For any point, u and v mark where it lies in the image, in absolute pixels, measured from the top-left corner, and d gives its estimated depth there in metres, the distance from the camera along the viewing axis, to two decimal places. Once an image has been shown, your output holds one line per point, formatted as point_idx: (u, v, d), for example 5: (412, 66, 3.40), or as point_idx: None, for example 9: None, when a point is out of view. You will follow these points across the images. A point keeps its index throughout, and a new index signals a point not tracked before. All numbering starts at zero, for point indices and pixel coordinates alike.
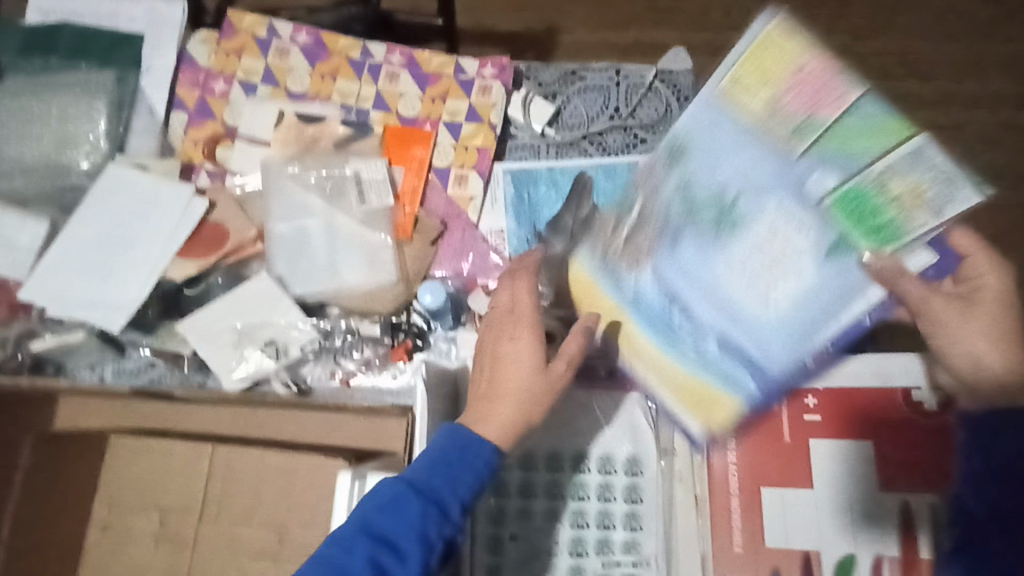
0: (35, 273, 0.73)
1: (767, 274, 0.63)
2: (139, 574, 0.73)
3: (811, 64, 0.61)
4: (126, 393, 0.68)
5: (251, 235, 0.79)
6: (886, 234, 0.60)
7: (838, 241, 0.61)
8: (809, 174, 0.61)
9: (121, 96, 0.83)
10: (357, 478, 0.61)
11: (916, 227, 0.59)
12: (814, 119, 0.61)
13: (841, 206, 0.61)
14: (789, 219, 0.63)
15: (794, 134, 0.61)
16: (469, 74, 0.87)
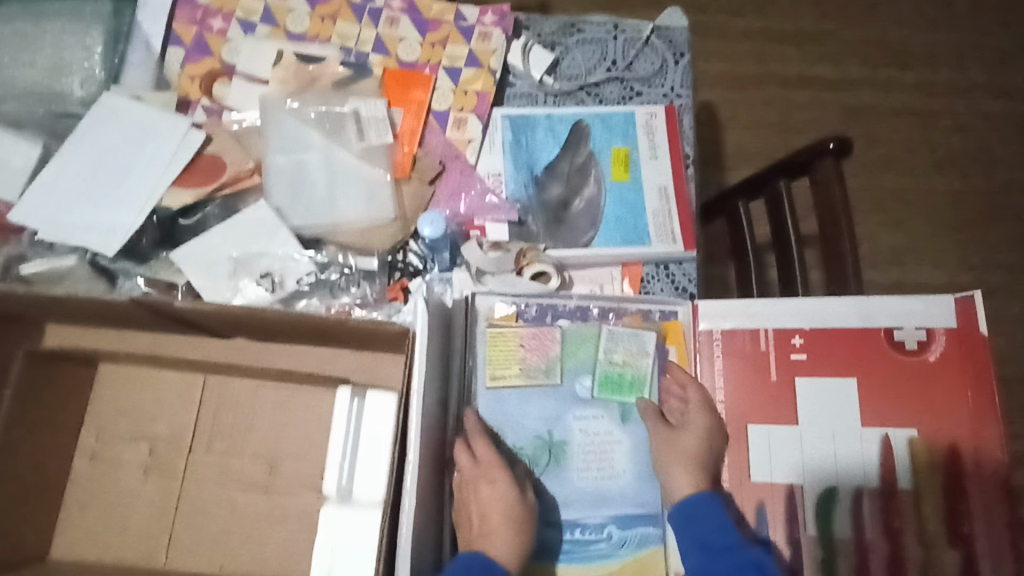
0: (27, 193, 0.72)
1: (601, 459, 0.72)
2: (129, 502, 0.72)
3: (528, 332, 0.75)
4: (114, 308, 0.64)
5: (248, 167, 0.78)
6: (636, 388, 0.75)
7: (623, 407, 0.74)
8: (577, 385, 0.74)
9: (118, 27, 0.82)
10: (357, 396, 0.61)
11: (647, 374, 0.75)
12: (551, 359, 0.74)
13: (607, 390, 0.74)
14: (595, 416, 0.74)
15: (546, 375, 0.74)
16: (470, 21, 0.88)
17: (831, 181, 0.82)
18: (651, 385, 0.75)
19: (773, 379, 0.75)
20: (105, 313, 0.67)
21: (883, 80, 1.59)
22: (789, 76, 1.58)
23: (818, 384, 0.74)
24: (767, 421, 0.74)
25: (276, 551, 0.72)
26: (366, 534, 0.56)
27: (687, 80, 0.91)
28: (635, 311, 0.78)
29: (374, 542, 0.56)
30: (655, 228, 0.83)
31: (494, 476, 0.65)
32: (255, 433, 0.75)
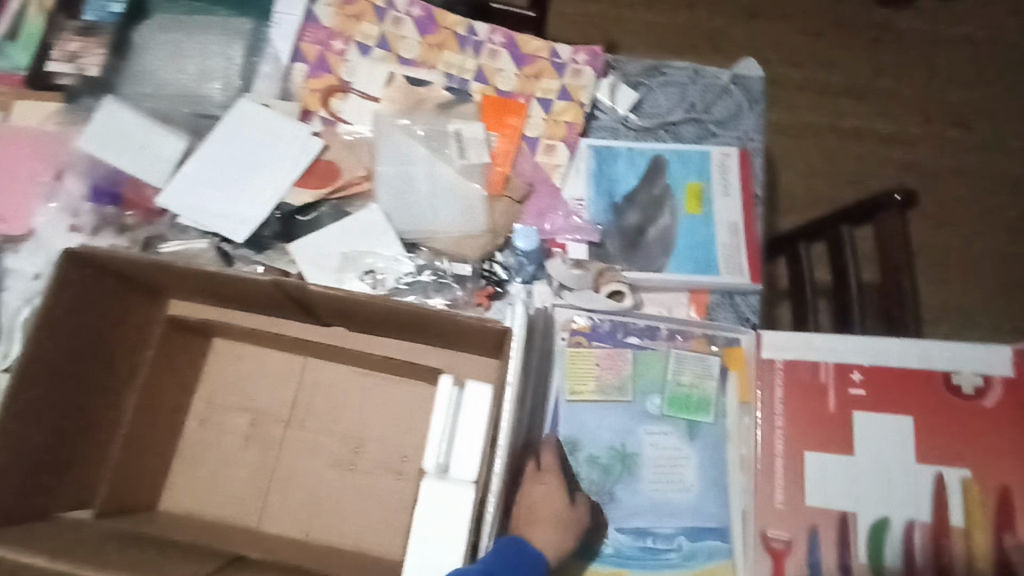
0: (172, 180, 0.81)
1: (669, 473, 0.79)
2: (230, 466, 0.79)
3: (604, 352, 0.82)
4: (237, 282, 0.72)
5: (359, 174, 0.86)
6: (700, 407, 0.81)
7: (689, 425, 0.81)
8: (647, 403, 0.81)
9: (254, 43, 0.93)
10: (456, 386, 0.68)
11: (712, 393, 0.82)
12: (624, 377, 0.81)
13: (674, 409, 0.81)
14: (663, 432, 0.80)
15: (620, 391, 0.81)
16: (563, 58, 0.97)
17: (894, 229, 0.87)
18: (714, 405, 0.82)
19: (832, 410, 0.79)
20: (234, 293, 0.75)
21: (939, 139, 1.63)
22: (847, 128, 1.63)
23: (875, 419, 0.78)
24: (823, 450, 0.78)
25: (358, 524, 0.78)
26: (460, 509, 0.62)
27: (760, 126, 0.97)
28: (701, 335, 0.84)
29: (466, 515, 0.62)
30: (724, 259, 0.88)
31: (546, 479, 0.73)
32: (345, 414, 0.82)
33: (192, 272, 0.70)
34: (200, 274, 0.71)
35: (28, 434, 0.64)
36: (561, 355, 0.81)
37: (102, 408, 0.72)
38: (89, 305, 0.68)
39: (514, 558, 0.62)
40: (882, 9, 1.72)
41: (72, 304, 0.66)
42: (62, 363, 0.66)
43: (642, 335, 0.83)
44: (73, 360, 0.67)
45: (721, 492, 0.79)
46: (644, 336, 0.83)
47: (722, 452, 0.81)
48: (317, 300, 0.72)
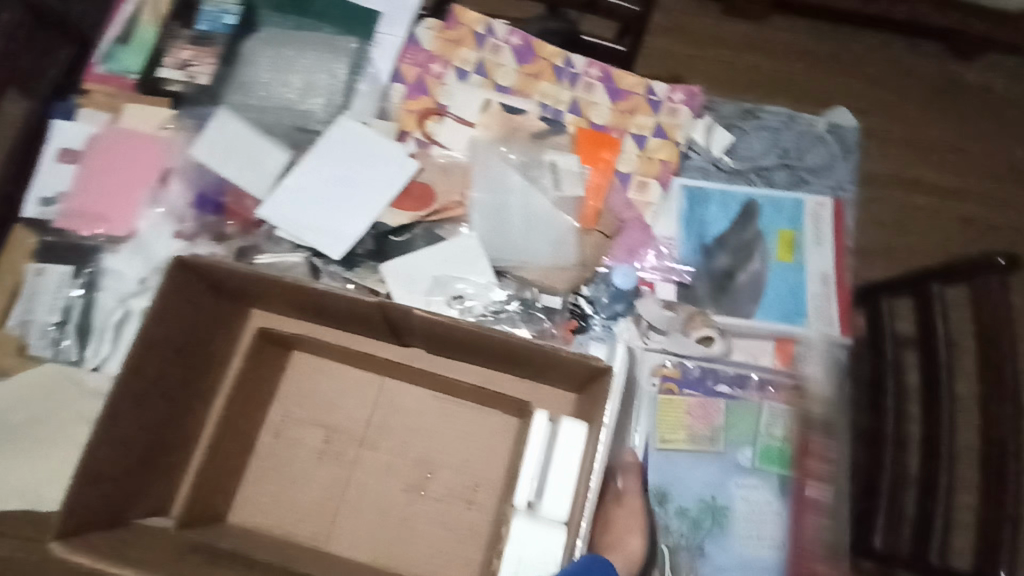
0: (273, 194, 0.81)
1: (759, 530, 0.77)
2: (302, 481, 0.79)
3: (695, 401, 0.81)
4: (345, 303, 0.73)
5: (454, 199, 0.87)
6: (790, 462, 0.80)
7: (778, 481, 0.80)
8: (739, 456, 0.80)
9: (356, 61, 0.94)
10: (551, 420, 0.66)
11: (803, 450, 0.81)
12: (716, 428, 0.80)
13: (765, 463, 0.80)
14: (753, 487, 0.79)
15: (711, 442, 0.80)
16: (659, 96, 0.96)
17: None
18: (804, 462, 0.80)
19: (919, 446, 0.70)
20: (330, 308, 0.75)
21: (1011, 198, 1.60)
22: (917, 180, 1.60)
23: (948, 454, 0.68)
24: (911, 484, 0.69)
25: (425, 552, 0.76)
26: (552, 547, 0.61)
27: (854, 177, 0.96)
28: (792, 387, 0.84)
29: (558, 554, 0.61)
30: (814, 310, 0.87)
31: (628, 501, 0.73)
32: (420, 438, 0.81)
33: (293, 286, 0.71)
34: (297, 289, 0.73)
35: (128, 432, 0.64)
36: (653, 401, 0.81)
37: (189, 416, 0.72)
38: (193, 309, 0.69)
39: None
40: (958, 62, 1.69)
41: (176, 309, 0.67)
42: (160, 367, 0.66)
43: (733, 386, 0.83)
44: (170, 366, 0.68)
45: (813, 552, 0.78)
46: (736, 386, 0.83)
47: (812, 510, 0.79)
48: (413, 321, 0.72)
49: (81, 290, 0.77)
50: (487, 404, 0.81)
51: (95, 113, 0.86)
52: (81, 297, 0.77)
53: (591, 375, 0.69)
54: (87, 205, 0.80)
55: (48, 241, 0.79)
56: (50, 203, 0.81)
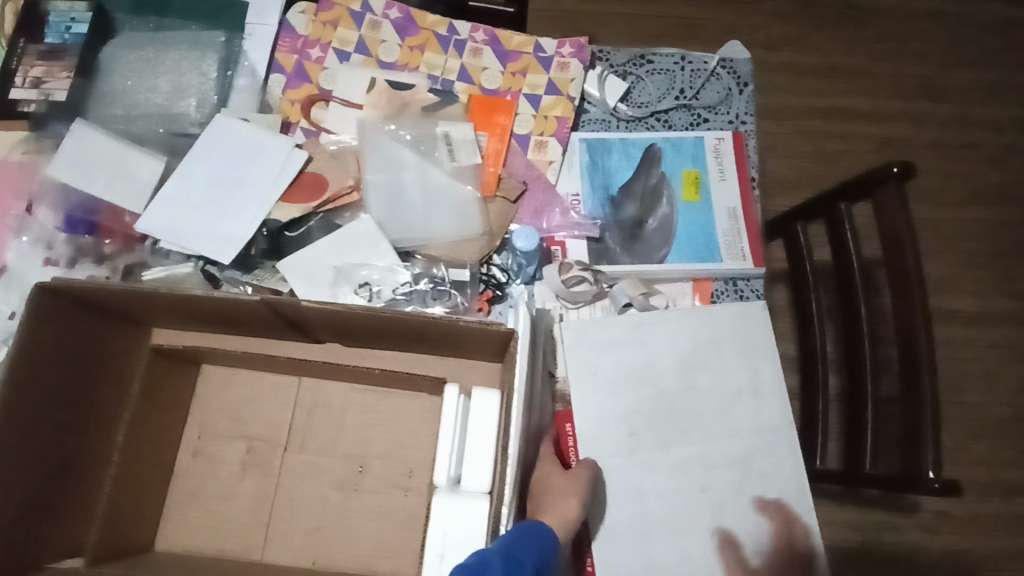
0: (151, 205, 0.77)
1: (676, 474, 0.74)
2: (228, 496, 0.76)
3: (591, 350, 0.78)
4: (221, 301, 0.67)
5: (348, 184, 0.83)
6: (701, 390, 0.77)
7: (691, 415, 0.76)
8: (635, 402, 0.76)
9: (228, 56, 0.89)
10: (462, 393, 0.65)
11: (711, 376, 0.77)
12: (603, 379, 0.77)
13: (667, 404, 0.76)
14: (661, 432, 0.75)
15: (601, 393, 0.76)
16: (548, 52, 0.94)
17: (894, 206, 0.86)
18: (717, 387, 0.77)
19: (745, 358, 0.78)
20: (228, 317, 0.72)
21: (918, 112, 1.63)
22: (828, 107, 1.63)
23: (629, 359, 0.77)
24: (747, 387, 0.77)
25: (365, 547, 0.75)
26: (479, 524, 0.59)
27: (752, 108, 0.95)
28: (689, 312, 0.79)
29: (484, 528, 0.59)
30: (725, 245, 0.87)
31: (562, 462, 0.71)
32: (347, 433, 0.79)
33: (179, 298, 0.67)
34: (173, 295, 0.66)
35: (15, 477, 0.61)
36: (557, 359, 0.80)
37: (92, 449, 0.69)
38: (65, 331, 0.64)
39: (526, 536, 0.57)
40: None
41: (48, 339, 0.62)
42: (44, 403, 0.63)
43: (619, 332, 0.78)
44: (57, 398, 0.64)
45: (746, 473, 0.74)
46: (623, 330, 0.78)
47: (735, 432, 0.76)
48: (315, 316, 0.69)
49: None
50: (410, 387, 0.79)
51: None
52: None
53: (487, 333, 0.67)
54: None
55: None
56: None
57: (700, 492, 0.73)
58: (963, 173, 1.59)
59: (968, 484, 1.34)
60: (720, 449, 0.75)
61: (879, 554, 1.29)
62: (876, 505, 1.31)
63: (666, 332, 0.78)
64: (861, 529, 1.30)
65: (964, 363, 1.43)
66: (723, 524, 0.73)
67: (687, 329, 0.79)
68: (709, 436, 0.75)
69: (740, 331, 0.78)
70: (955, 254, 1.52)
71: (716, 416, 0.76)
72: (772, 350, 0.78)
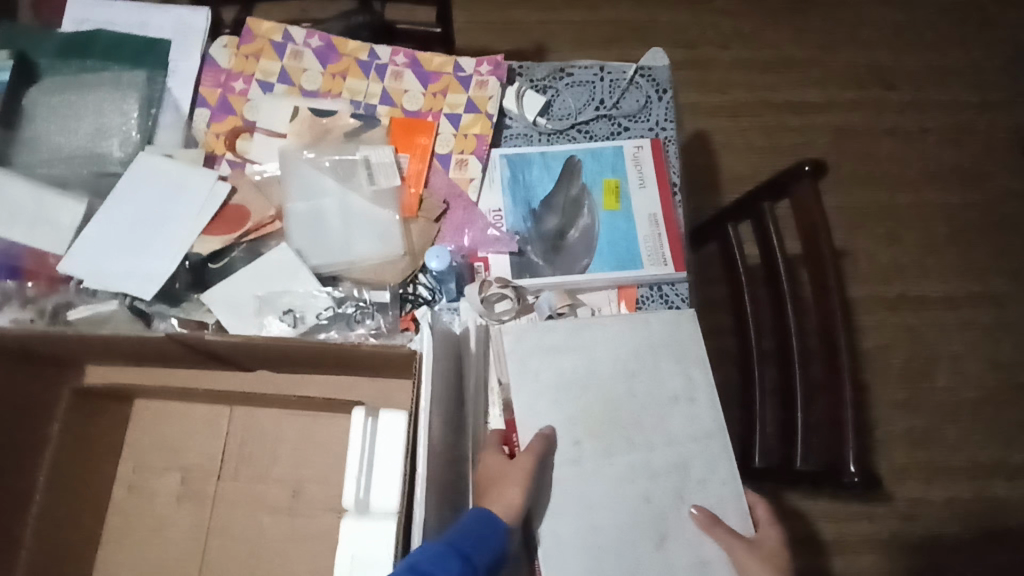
0: (74, 247, 0.79)
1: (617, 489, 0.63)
2: (163, 528, 0.77)
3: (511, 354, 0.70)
4: (130, 338, 0.69)
5: (269, 214, 0.85)
6: (641, 396, 0.67)
7: (631, 423, 0.66)
8: (570, 409, 0.66)
9: (150, 94, 0.91)
10: (370, 416, 0.66)
11: (651, 380, 0.68)
12: (534, 387, 0.66)
13: (604, 410, 0.66)
14: (598, 444, 0.65)
15: (531, 403, 0.66)
16: (467, 71, 0.96)
17: (806, 200, 0.87)
18: (657, 394, 0.68)
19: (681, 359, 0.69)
20: (146, 353, 0.73)
21: (869, 100, 1.64)
22: (780, 101, 1.63)
23: (562, 363, 0.67)
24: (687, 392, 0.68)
25: (300, 570, 0.76)
26: (387, 543, 0.61)
27: (671, 114, 0.97)
28: (629, 316, 0.71)
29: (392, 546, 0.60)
30: (647, 252, 0.88)
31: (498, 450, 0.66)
32: (279, 459, 0.80)
33: (91, 338, 0.69)
34: (83, 337, 0.68)
35: None
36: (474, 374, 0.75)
37: (19, 489, 0.71)
38: None
39: (477, 531, 0.58)
40: None
41: None
42: None
43: (551, 332, 0.69)
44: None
45: (689, 487, 0.64)
46: (554, 332, 0.69)
47: (676, 441, 0.66)
48: (224, 347, 0.70)
49: None
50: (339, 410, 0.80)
51: None
52: None
53: (390, 351, 0.68)
54: None
55: None
56: None
57: (644, 504, 0.63)
58: (918, 158, 1.59)
59: (941, 470, 1.32)
60: (662, 458, 0.65)
61: (856, 546, 1.26)
62: (851, 497, 1.29)
63: (602, 335, 0.69)
64: (835, 522, 1.27)
65: (930, 348, 1.41)
66: (670, 539, 0.62)
67: (625, 332, 0.70)
68: (649, 444, 0.65)
69: (673, 334, 0.70)
70: (915, 239, 1.51)
71: (656, 422, 0.66)
72: (705, 354, 0.70)
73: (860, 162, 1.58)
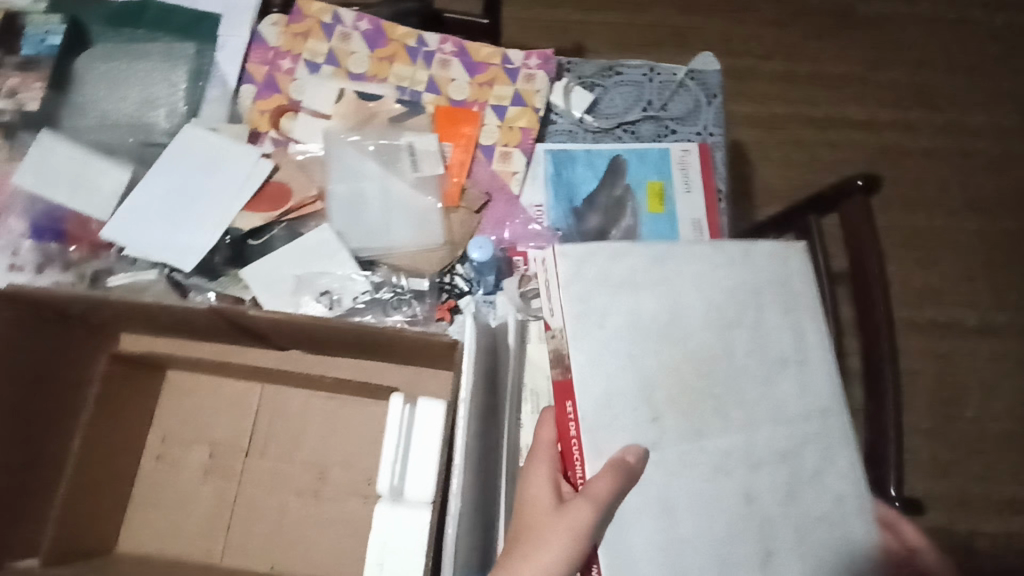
0: (116, 213, 0.79)
1: (714, 478, 0.54)
2: (188, 501, 0.77)
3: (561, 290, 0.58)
4: (168, 306, 0.68)
5: (311, 193, 0.85)
6: (737, 351, 0.58)
7: (726, 386, 0.56)
8: (652, 368, 0.56)
9: (199, 67, 0.91)
10: (408, 403, 0.65)
11: (749, 335, 0.58)
12: (607, 337, 0.56)
13: (693, 368, 0.56)
14: (687, 414, 0.55)
15: (616, 356, 0.55)
16: (515, 64, 0.95)
17: (857, 218, 0.85)
18: (759, 350, 0.58)
19: (786, 305, 0.60)
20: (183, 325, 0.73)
21: (910, 121, 1.62)
22: (820, 116, 1.61)
23: (641, 309, 0.57)
24: (795, 352, 0.59)
25: (324, 553, 0.75)
26: (419, 531, 0.60)
27: (719, 120, 0.96)
28: (708, 249, 0.61)
29: (425, 535, 0.60)
30: None
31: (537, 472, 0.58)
32: (307, 440, 0.79)
33: (129, 304, 0.69)
34: (123, 301, 0.68)
35: None
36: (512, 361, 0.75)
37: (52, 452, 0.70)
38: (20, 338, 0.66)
39: None
40: None
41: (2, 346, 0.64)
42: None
43: (623, 271, 0.58)
44: (13, 401, 0.66)
45: (807, 477, 0.55)
46: (627, 269, 0.58)
47: (784, 412, 0.57)
48: (261, 323, 0.70)
49: None
50: (371, 395, 0.79)
51: None
52: None
53: (427, 338, 0.67)
54: None
55: None
56: None
57: (746, 506, 0.53)
58: (957, 182, 1.56)
59: (964, 500, 1.30)
60: (769, 443, 0.55)
61: None
62: None
63: (687, 281, 0.59)
64: None
65: (957, 375, 1.39)
66: (779, 548, 0.53)
67: (722, 281, 0.60)
68: (758, 423, 0.56)
69: (781, 282, 0.61)
70: (950, 265, 1.49)
71: (760, 394, 0.57)
72: (812, 304, 0.61)
73: (898, 184, 1.55)
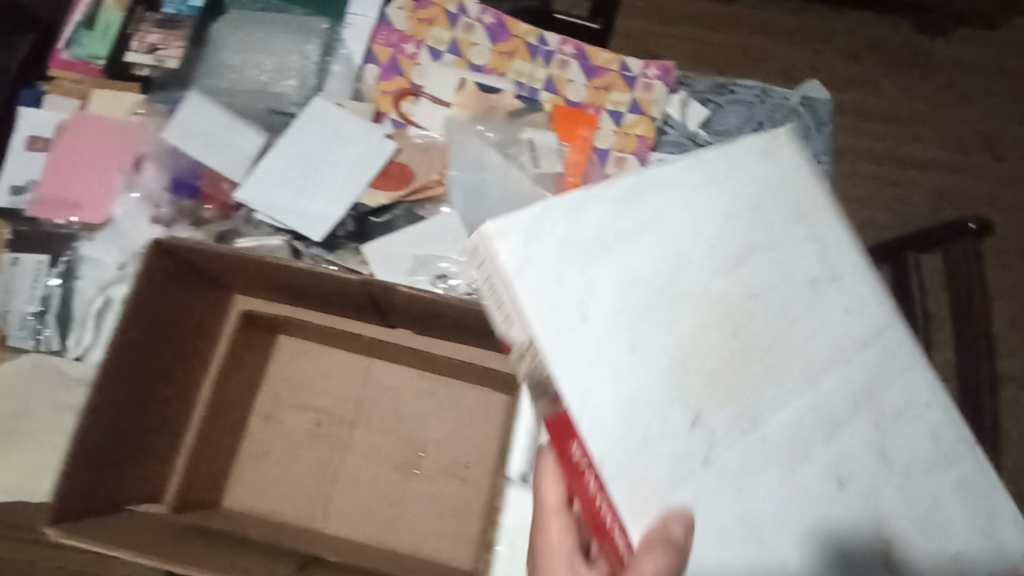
0: (251, 178, 0.80)
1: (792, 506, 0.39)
2: (292, 465, 0.79)
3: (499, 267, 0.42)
4: (306, 273, 0.71)
5: (433, 178, 0.87)
6: (742, 303, 0.42)
7: (725, 370, 0.41)
8: (613, 358, 0.40)
9: (329, 43, 0.93)
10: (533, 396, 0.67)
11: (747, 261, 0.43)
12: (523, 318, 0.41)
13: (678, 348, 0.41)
14: (678, 436, 0.40)
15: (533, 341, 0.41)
16: (634, 72, 0.97)
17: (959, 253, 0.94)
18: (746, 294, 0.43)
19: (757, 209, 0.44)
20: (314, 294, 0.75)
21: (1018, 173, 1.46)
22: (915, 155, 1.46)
23: (570, 265, 0.41)
24: (801, 256, 0.44)
25: (419, 531, 0.77)
26: None
27: (827, 148, 0.98)
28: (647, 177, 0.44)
29: None
30: None
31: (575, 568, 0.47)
32: (409, 419, 0.81)
33: (271, 266, 0.70)
34: (266, 262, 0.70)
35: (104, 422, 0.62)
36: None
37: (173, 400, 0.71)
38: (167, 291, 0.67)
39: None
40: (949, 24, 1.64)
41: (154, 295, 0.66)
42: (145, 347, 0.65)
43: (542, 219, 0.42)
44: (154, 352, 0.67)
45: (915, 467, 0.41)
46: (546, 225, 0.42)
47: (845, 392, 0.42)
48: (399, 301, 0.72)
49: (59, 279, 0.78)
50: (477, 382, 0.81)
51: (60, 99, 0.85)
52: (59, 286, 0.78)
53: None
54: (58, 193, 0.79)
55: (17, 233, 0.79)
56: (20, 191, 0.81)
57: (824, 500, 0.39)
58: None
59: None
60: (922, 416, 0.42)
61: None
62: None
63: (675, 218, 0.43)
64: None
65: None
66: None
67: (739, 206, 0.44)
68: (907, 419, 0.41)
69: (779, 183, 0.45)
70: None
71: (809, 328, 0.43)
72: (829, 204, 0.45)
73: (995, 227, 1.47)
